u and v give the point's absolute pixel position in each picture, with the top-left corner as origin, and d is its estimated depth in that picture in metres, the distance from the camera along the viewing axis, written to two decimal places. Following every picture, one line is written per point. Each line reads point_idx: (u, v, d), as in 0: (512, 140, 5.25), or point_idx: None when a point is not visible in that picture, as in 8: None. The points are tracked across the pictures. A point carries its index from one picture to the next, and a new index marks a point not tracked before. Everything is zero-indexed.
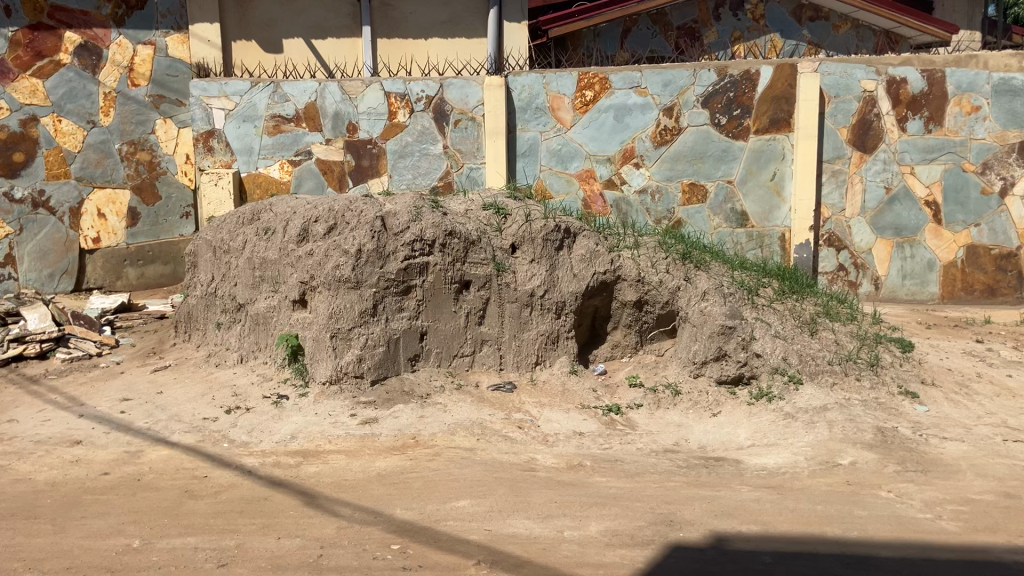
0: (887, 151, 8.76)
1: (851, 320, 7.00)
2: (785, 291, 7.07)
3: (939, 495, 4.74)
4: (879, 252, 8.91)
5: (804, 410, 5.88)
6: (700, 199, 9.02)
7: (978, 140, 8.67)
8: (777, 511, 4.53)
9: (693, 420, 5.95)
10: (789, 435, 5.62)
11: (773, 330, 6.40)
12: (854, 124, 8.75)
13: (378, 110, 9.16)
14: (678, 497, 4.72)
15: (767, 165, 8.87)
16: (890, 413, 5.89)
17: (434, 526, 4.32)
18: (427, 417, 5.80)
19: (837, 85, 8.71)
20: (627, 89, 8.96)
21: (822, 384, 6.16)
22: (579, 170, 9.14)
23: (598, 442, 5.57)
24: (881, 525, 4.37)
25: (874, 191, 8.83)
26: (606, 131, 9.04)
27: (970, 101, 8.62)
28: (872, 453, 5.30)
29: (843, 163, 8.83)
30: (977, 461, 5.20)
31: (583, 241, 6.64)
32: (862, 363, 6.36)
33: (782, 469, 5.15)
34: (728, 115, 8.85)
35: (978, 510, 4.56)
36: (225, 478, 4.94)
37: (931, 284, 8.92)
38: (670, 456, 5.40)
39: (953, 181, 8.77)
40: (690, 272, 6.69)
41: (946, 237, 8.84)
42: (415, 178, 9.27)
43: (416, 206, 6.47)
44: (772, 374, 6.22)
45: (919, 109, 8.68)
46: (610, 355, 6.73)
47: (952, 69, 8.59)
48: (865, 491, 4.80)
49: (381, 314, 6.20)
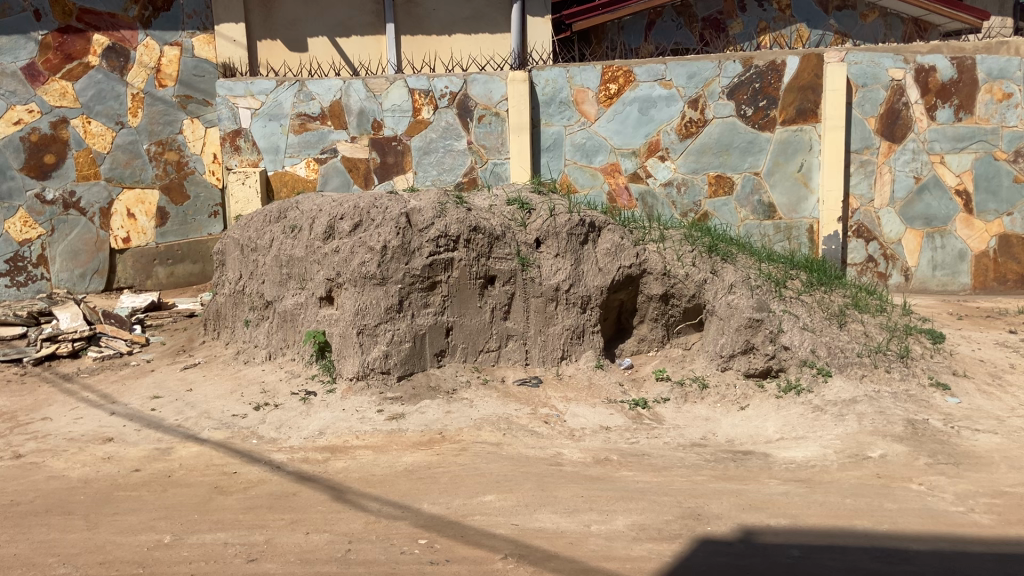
0: (916, 140, 8.64)
1: (881, 312, 6.93)
2: (813, 283, 7.00)
3: (971, 488, 4.68)
4: (909, 243, 8.79)
5: (833, 403, 5.83)
6: (726, 191, 8.96)
7: (1009, 127, 8.54)
8: (806, 504, 4.50)
9: (720, 414, 5.91)
10: (818, 428, 5.57)
11: (801, 322, 6.34)
12: (882, 113, 8.63)
13: (402, 108, 9.18)
14: (706, 491, 4.70)
15: (794, 156, 8.78)
16: (921, 404, 5.83)
17: (461, 521, 4.33)
18: (453, 412, 5.81)
19: (865, 74, 8.59)
20: (652, 81, 8.91)
21: (851, 376, 6.09)
22: (604, 164, 9.11)
23: (624, 436, 5.56)
24: (911, 518, 4.33)
25: (903, 181, 8.71)
26: (631, 124, 9.00)
27: (1002, 88, 8.50)
28: (903, 445, 5.25)
29: (871, 153, 8.70)
30: (1010, 453, 5.12)
31: (608, 235, 6.62)
32: (892, 354, 6.30)
33: (811, 463, 5.11)
34: (754, 106, 8.77)
35: (1011, 502, 4.50)
36: (255, 474, 4.99)
37: (962, 275, 8.80)
38: (698, 450, 5.37)
39: (984, 170, 8.65)
40: (716, 264, 6.66)
41: (977, 227, 8.73)
42: (440, 174, 9.28)
43: (440, 202, 6.48)
44: (801, 367, 6.16)
45: (949, 97, 8.55)
46: (636, 349, 6.71)
47: (983, 56, 8.47)
48: (896, 484, 4.76)
49: (406, 310, 6.22)
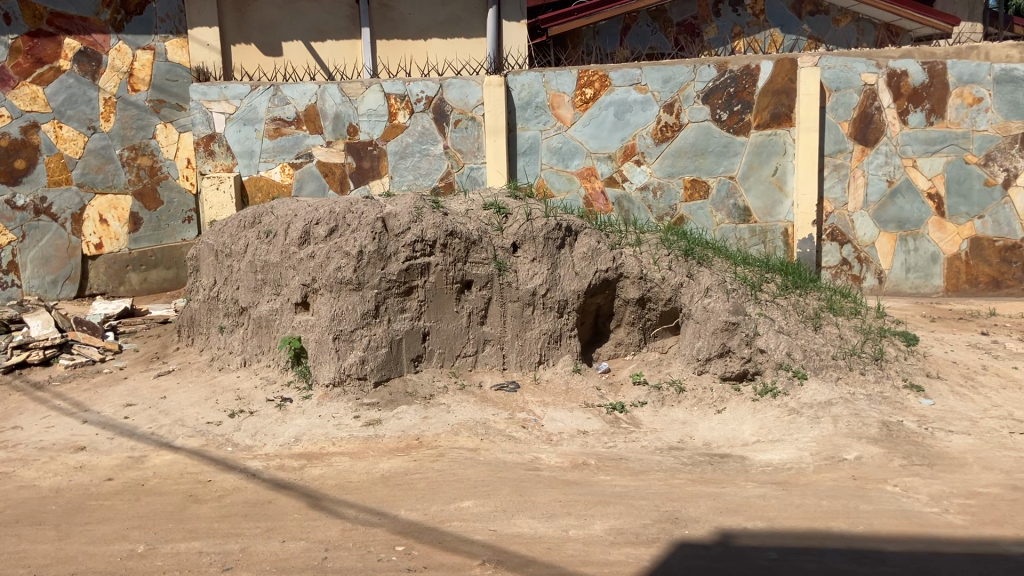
0: (889, 144, 8.71)
1: (855, 314, 6.97)
2: (787, 286, 7.03)
3: (946, 488, 4.72)
4: (883, 246, 8.85)
5: (809, 406, 5.85)
6: (702, 195, 8.99)
7: (980, 131, 8.60)
8: (782, 507, 4.52)
9: (697, 417, 5.93)
10: (794, 431, 5.60)
11: (776, 326, 6.38)
12: (855, 118, 8.71)
13: (378, 112, 9.15)
14: (683, 494, 4.71)
15: (769, 160, 8.83)
16: (895, 407, 5.87)
17: (438, 527, 4.31)
18: (431, 417, 5.79)
19: (838, 78, 8.66)
20: (627, 86, 8.94)
21: (826, 378, 6.13)
22: (580, 169, 9.13)
23: (602, 441, 5.56)
24: (887, 519, 4.35)
25: (876, 185, 8.78)
26: (607, 128, 9.02)
27: (972, 93, 8.56)
28: (877, 447, 5.28)
29: (845, 157, 8.78)
30: (983, 454, 5.17)
31: (584, 239, 6.63)
32: (866, 357, 6.35)
33: (788, 465, 5.13)
34: (729, 110, 8.81)
35: (985, 503, 4.54)
36: (230, 482, 4.94)
37: (935, 276, 8.84)
38: (675, 453, 5.38)
39: (955, 174, 8.71)
40: (693, 268, 6.68)
41: (950, 230, 8.77)
42: (416, 178, 9.25)
43: (417, 207, 6.46)
44: (776, 370, 6.18)
45: (921, 101, 8.62)
46: (613, 353, 6.71)
47: (954, 61, 8.53)
48: (871, 486, 4.78)
49: (383, 315, 6.20)
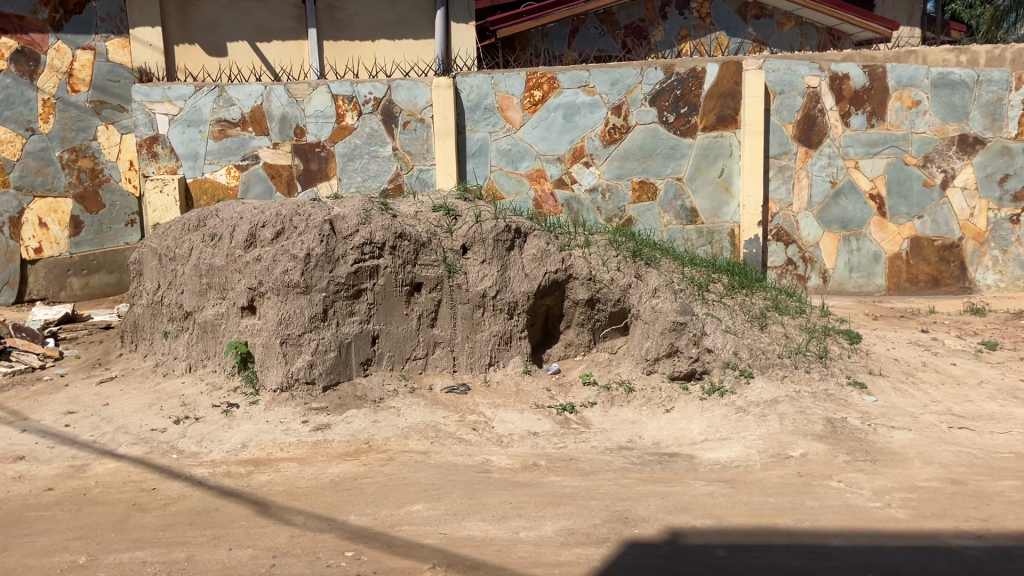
0: (832, 146, 8.85)
1: (800, 313, 7.08)
2: (733, 286, 7.12)
3: (888, 483, 4.81)
4: (826, 246, 8.99)
5: (755, 404, 5.93)
6: (650, 197, 9.06)
7: (918, 134, 8.78)
8: (730, 504, 4.57)
9: (646, 417, 5.97)
10: (741, 429, 5.67)
11: (723, 325, 6.46)
12: (798, 120, 8.83)
13: (326, 113, 9.06)
14: (633, 494, 4.73)
15: (715, 161, 8.93)
16: (839, 404, 5.97)
17: (388, 531, 4.28)
18: (380, 421, 5.75)
19: (782, 81, 8.78)
20: (575, 88, 8.98)
21: (772, 377, 6.22)
22: (530, 170, 9.14)
23: (552, 441, 5.57)
24: (831, 515, 4.42)
25: (820, 186, 8.91)
26: (556, 130, 9.04)
27: (911, 96, 8.72)
28: (822, 444, 5.37)
29: (789, 159, 8.90)
30: (924, 449, 5.28)
31: (534, 241, 6.65)
32: (811, 355, 6.45)
33: (735, 463, 5.19)
34: (676, 112, 8.90)
35: (925, 497, 4.64)
36: (175, 490, 4.84)
37: (877, 276, 9.00)
38: (624, 453, 5.41)
39: (896, 175, 8.86)
40: (641, 269, 6.73)
41: (891, 230, 8.93)
42: (365, 180, 9.18)
43: (365, 209, 6.41)
44: (724, 369, 6.25)
45: (862, 104, 8.77)
46: (563, 354, 6.73)
47: (893, 65, 8.70)
48: (816, 482, 4.86)
49: (331, 319, 6.14)
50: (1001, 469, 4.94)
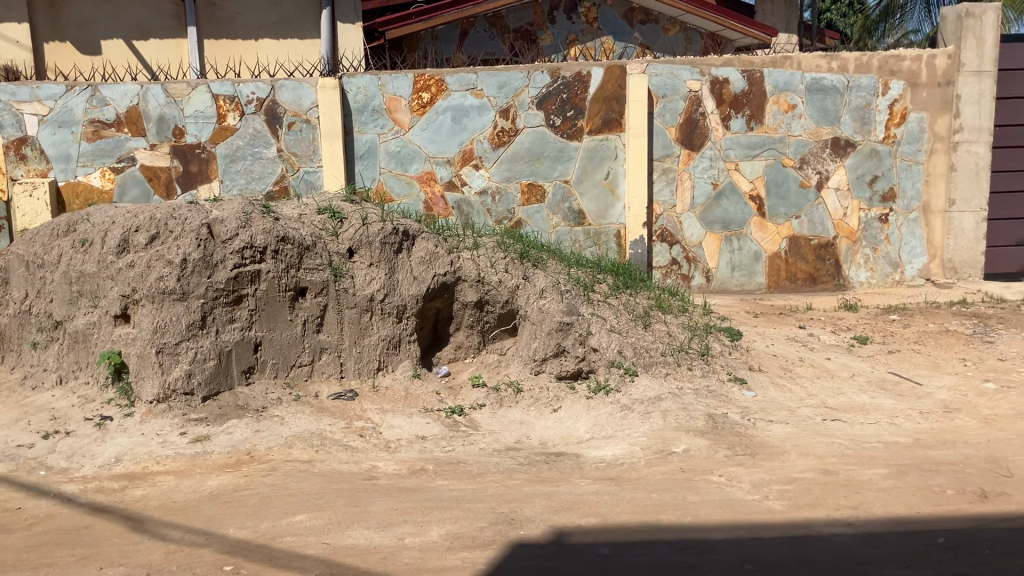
0: (714, 148, 9.08)
1: (683, 312, 7.24)
2: (618, 286, 7.22)
3: (766, 476, 4.96)
4: (709, 246, 9.22)
5: (640, 402, 6.03)
6: (539, 199, 9.11)
7: (794, 137, 9.07)
8: (615, 502, 4.62)
9: (534, 417, 6.00)
10: (626, 426, 5.75)
11: (608, 325, 6.54)
12: (681, 123, 9.03)
13: (206, 114, 8.80)
14: (519, 495, 4.74)
15: (601, 164, 9.05)
16: (719, 399, 6.12)
17: (269, 543, 4.16)
18: (262, 430, 5.60)
19: (665, 85, 8.96)
20: (463, 90, 8.97)
21: (656, 374, 6.34)
22: (419, 173, 9.07)
23: (440, 445, 5.53)
24: (712, 509, 4.53)
25: (703, 187, 9.13)
26: (445, 132, 9.01)
27: (787, 100, 9.02)
28: (703, 439, 5.49)
29: (673, 161, 9.10)
30: (800, 441, 5.46)
31: (422, 243, 6.58)
32: (693, 352, 6.60)
33: (620, 461, 5.26)
34: (563, 115, 8.98)
35: (800, 487, 4.79)
36: (41, 509, 4.60)
37: (758, 274, 9.27)
38: (512, 454, 5.42)
39: (774, 177, 9.14)
40: (528, 271, 6.75)
41: (770, 229, 9.20)
42: (248, 182, 8.95)
43: (245, 212, 6.23)
44: (609, 367, 6.35)
45: (741, 108, 9.02)
46: (453, 357, 6.69)
47: (770, 70, 8.97)
48: (698, 477, 4.97)
49: (210, 326, 5.95)
50: (870, 459, 5.15)
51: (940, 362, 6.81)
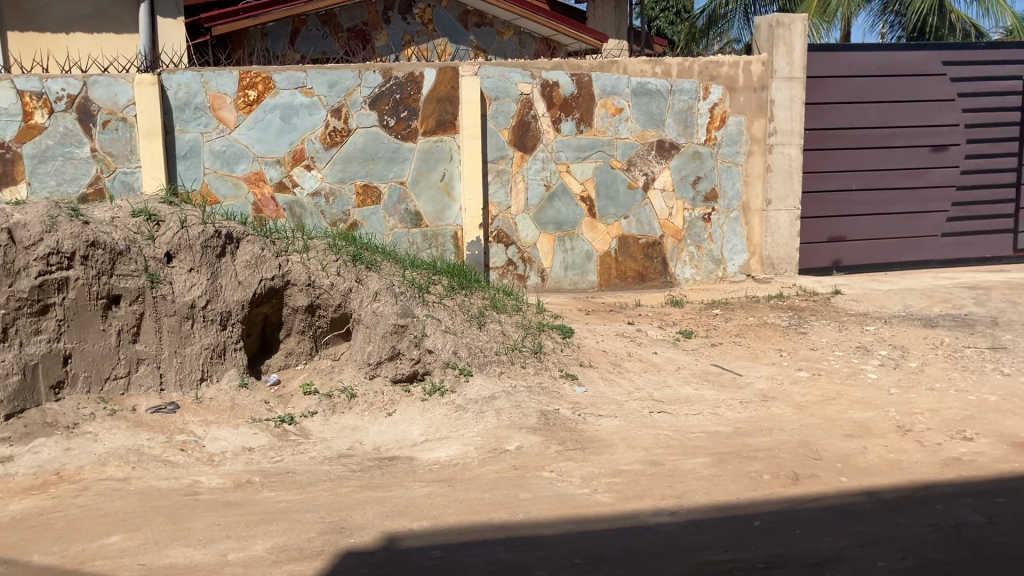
0: (545, 150, 9.05)
1: (517, 311, 7.30)
2: (453, 287, 7.20)
3: (595, 469, 5.06)
4: (543, 247, 9.18)
5: (474, 401, 6.04)
6: (374, 200, 8.96)
7: (622, 139, 9.13)
8: (447, 504, 4.60)
9: (367, 422, 5.90)
10: (460, 427, 5.75)
11: (443, 325, 6.51)
12: (513, 126, 8.97)
13: (10, 111, 8.21)
14: (348, 502, 4.64)
15: (436, 166, 9.00)
16: (552, 396, 6.21)
17: (78, 569, 3.90)
18: (73, 449, 5.25)
19: (496, 88, 8.88)
20: (292, 89, 8.73)
21: (490, 373, 6.37)
22: (247, 173, 8.77)
23: (268, 456, 5.36)
24: (542, 505, 4.58)
25: (535, 189, 9.09)
26: (273, 132, 8.76)
27: (614, 103, 9.06)
28: (536, 436, 5.56)
29: (506, 163, 9.02)
30: (628, 434, 5.62)
31: (247, 247, 6.36)
32: (526, 350, 6.67)
33: (453, 462, 5.25)
34: (396, 116, 8.88)
35: (628, 479, 4.92)
36: None
37: (590, 273, 9.28)
38: (343, 461, 5.31)
39: (604, 178, 9.17)
40: (361, 273, 6.63)
41: (601, 229, 9.23)
42: (60, 184, 8.41)
43: (50, 216, 5.82)
44: (444, 368, 6.32)
45: (571, 111, 9.02)
46: (283, 364, 6.48)
47: (597, 74, 9.01)
48: (530, 474, 5.02)
49: (12, 339, 5.55)
50: (693, 448, 5.35)
51: (758, 353, 7.17)
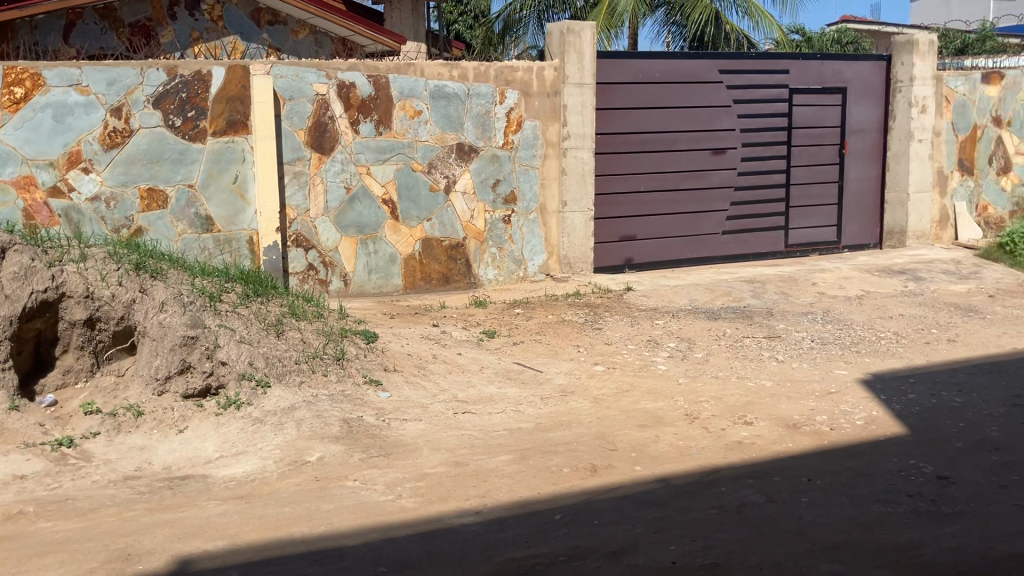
0: (344, 152, 8.76)
1: (317, 317, 7.10)
2: (249, 295, 6.94)
3: (399, 475, 5.02)
4: (345, 250, 8.87)
5: (272, 413, 5.83)
6: (160, 205, 8.27)
7: (422, 142, 9.03)
8: (244, 521, 4.42)
9: (157, 441, 5.57)
10: (258, 440, 5.55)
11: (237, 335, 6.23)
12: (309, 127, 8.61)
13: None
14: (135, 527, 4.36)
15: (228, 167, 8.42)
16: (355, 403, 6.10)
17: None
18: None
19: (290, 88, 8.51)
20: (65, 86, 7.95)
21: (290, 384, 6.14)
22: (14, 177, 7.87)
23: (44, 484, 4.96)
24: (345, 515, 4.49)
25: (335, 192, 8.76)
26: (45, 133, 7.91)
27: (412, 105, 8.95)
28: (338, 445, 5.45)
29: (303, 164, 8.64)
30: (431, 437, 5.61)
31: (14, 257, 5.90)
32: (327, 358, 6.48)
33: (251, 477, 5.06)
34: (183, 116, 8.25)
35: (432, 482, 4.91)
36: None
37: (393, 276, 9.09)
38: (130, 484, 5.00)
39: (404, 181, 9.01)
40: (146, 282, 6.26)
41: (403, 232, 9.07)
42: None
43: None
44: (239, 380, 6.04)
45: (369, 112, 8.80)
46: (60, 383, 5.97)
47: (394, 76, 8.87)
48: (332, 484, 4.91)
49: None
50: (496, 447, 5.42)
51: (558, 349, 7.36)
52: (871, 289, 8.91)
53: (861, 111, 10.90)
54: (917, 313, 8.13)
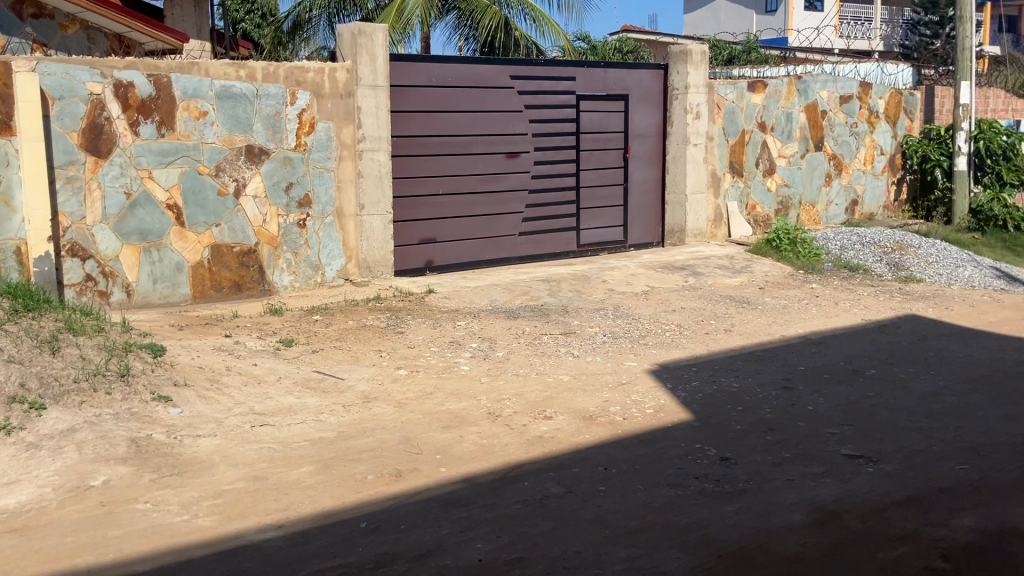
0: (122, 155, 8.22)
1: (98, 332, 6.63)
2: (17, 310, 6.49)
3: (194, 494, 4.79)
4: (126, 259, 8.30)
5: (48, 437, 5.38)
6: None
7: (208, 144, 8.64)
8: (19, 556, 4.07)
9: None
10: (32, 467, 5.11)
11: (4, 356, 5.83)
12: (83, 128, 7.99)
13: None
14: None
15: None
16: (143, 421, 5.74)
17: None
18: None
19: (60, 86, 7.84)
20: None
21: (68, 405, 5.70)
22: None
23: None
24: (135, 541, 4.23)
25: (114, 198, 8.20)
26: None
27: (197, 106, 8.54)
28: (125, 467, 5.12)
29: (77, 169, 8.00)
30: (228, 452, 5.39)
31: None
32: (110, 375, 6.07)
33: (26, 508, 4.66)
34: None
35: (230, 499, 4.72)
36: None
37: (181, 285, 8.60)
38: None
39: (191, 185, 8.58)
40: None
41: (190, 239, 8.63)
42: None
43: None
44: (10, 404, 5.58)
45: (149, 113, 8.31)
46: None
47: (177, 75, 8.42)
48: (120, 508, 4.61)
49: None
50: (298, 458, 5.28)
51: (358, 355, 7.28)
52: (657, 285, 9.42)
53: (642, 117, 11.50)
54: (698, 306, 8.68)
